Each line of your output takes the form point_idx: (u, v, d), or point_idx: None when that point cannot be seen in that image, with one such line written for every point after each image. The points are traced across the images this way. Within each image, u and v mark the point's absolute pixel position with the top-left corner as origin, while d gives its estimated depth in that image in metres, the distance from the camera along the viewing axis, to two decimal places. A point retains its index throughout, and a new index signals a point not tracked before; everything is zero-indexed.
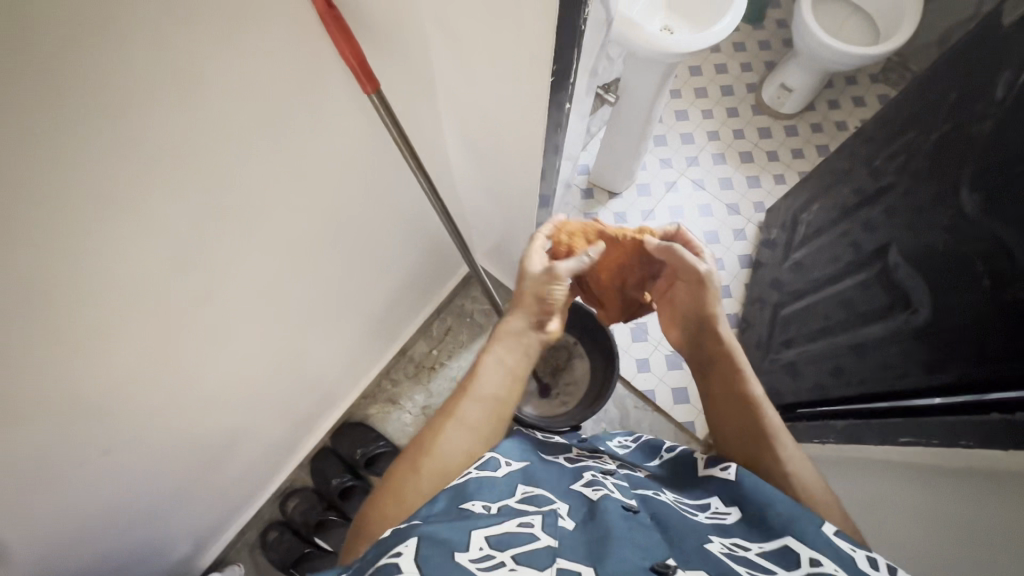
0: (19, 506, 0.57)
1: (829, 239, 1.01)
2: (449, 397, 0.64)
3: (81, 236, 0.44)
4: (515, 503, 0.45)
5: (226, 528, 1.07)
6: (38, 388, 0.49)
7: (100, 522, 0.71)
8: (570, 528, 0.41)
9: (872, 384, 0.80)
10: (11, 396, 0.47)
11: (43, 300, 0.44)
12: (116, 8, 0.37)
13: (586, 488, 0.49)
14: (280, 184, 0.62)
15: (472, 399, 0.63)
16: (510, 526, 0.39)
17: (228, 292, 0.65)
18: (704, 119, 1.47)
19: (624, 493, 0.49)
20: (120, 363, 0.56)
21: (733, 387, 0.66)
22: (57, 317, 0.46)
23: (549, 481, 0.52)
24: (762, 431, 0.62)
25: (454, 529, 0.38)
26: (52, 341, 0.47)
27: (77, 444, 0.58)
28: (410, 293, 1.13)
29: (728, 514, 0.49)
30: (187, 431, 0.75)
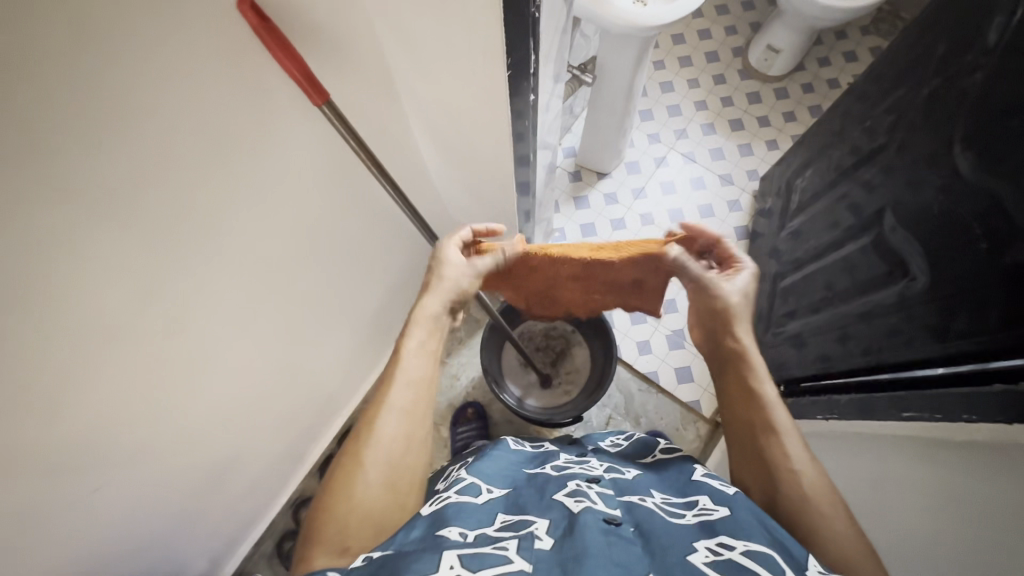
0: (20, 555, 0.57)
1: (826, 204, 0.98)
2: (377, 386, 0.62)
3: (34, 290, 0.42)
4: (493, 530, 0.45)
5: (240, 542, 1.08)
6: (13, 438, 0.48)
7: (103, 561, 0.71)
8: (547, 550, 0.41)
9: (876, 354, 0.78)
10: None
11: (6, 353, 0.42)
12: (51, 54, 0.35)
13: (567, 498, 0.49)
14: (244, 202, 0.60)
15: (398, 385, 0.61)
16: (483, 552, 0.39)
17: (203, 317, 0.64)
18: (690, 89, 1.43)
19: (608, 502, 0.49)
20: (97, 406, 0.55)
21: (743, 379, 0.64)
22: (22, 369, 0.45)
23: (532, 499, 0.51)
24: (764, 418, 0.60)
25: (426, 558, 0.39)
26: (24, 390, 0.46)
27: (67, 484, 0.58)
28: (401, 294, 1.12)
29: (716, 511, 0.48)
30: (183, 456, 0.75)
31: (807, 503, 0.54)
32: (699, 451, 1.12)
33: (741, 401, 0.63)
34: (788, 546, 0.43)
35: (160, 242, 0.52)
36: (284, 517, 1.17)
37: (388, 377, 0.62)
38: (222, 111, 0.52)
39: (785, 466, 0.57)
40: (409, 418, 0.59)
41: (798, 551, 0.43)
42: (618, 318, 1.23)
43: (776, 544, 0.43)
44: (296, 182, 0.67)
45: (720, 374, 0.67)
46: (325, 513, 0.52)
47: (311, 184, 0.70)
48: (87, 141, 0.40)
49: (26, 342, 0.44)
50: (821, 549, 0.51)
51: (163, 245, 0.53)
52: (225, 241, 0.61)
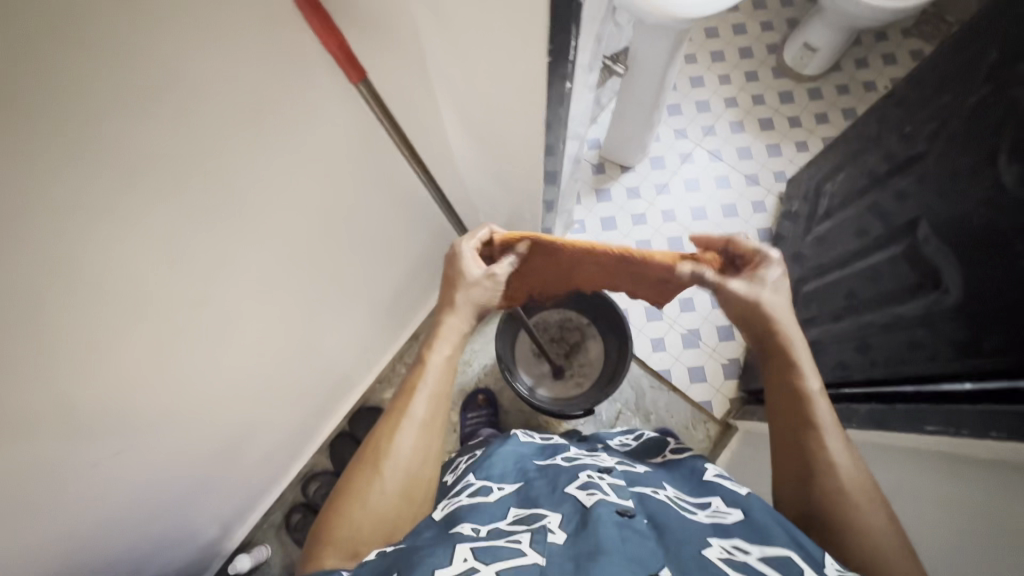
0: (46, 508, 0.59)
1: (854, 211, 0.96)
2: (396, 395, 0.62)
3: (71, 255, 0.43)
4: (505, 525, 0.46)
5: (251, 511, 1.10)
6: (47, 395, 0.50)
7: (121, 520, 0.73)
8: (559, 544, 0.42)
9: (899, 364, 0.78)
10: (25, 404, 0.48)
11: (40, 314, 0.44)
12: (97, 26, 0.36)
13: (579, 491, 0.49)
14: (274, 178, 0.61)
15: (420, 395, 0.61)
16: (496, 546, 0.41)
17: (227, 290, 0.64)
18: (721, 85, 1.40)
19: (620, 494, 0.49)
20: (120, 373, 0.56)
21: (791, 384, 0.62)
22: (56, 330, 0.46)
23: (544, 492, 0.52)
24: (807, 424, 0.59)
25: (438, 553, 0.41)
26: (55, 351, 0.47)
27: (91, 445, 0.59)
28: (419, 278, 1.13)
29: (730, 513, 0.48)
30: (203, 424, 0.76)
31: (851, 519, 0.52)
32: (708, 450, 1.12)
33: (785, 408, 0.61)
34: (806, 547, 0.42)
35: (192, 215, 0.53)
36: (293, 490, 1.19)
37: (419, 377, 0.63)
38: (258, 88, 0.52)
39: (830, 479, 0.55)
40: (428, 430, 0.60)
41: (816, 552, 0.42)
42: (633, 314, 1.22)
43: (792, 542, 0.43)
44: (325, 161, 0.67)
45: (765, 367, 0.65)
46: (339, 516, 0.53)
47: (340, 164, 0.70)
48: (127, 112, 0.41)
49: (60, 306, 0.45)
50: (843, 554, 0.51)
51: (192, 219, 0.53)
52: (250, 214, 0.60)
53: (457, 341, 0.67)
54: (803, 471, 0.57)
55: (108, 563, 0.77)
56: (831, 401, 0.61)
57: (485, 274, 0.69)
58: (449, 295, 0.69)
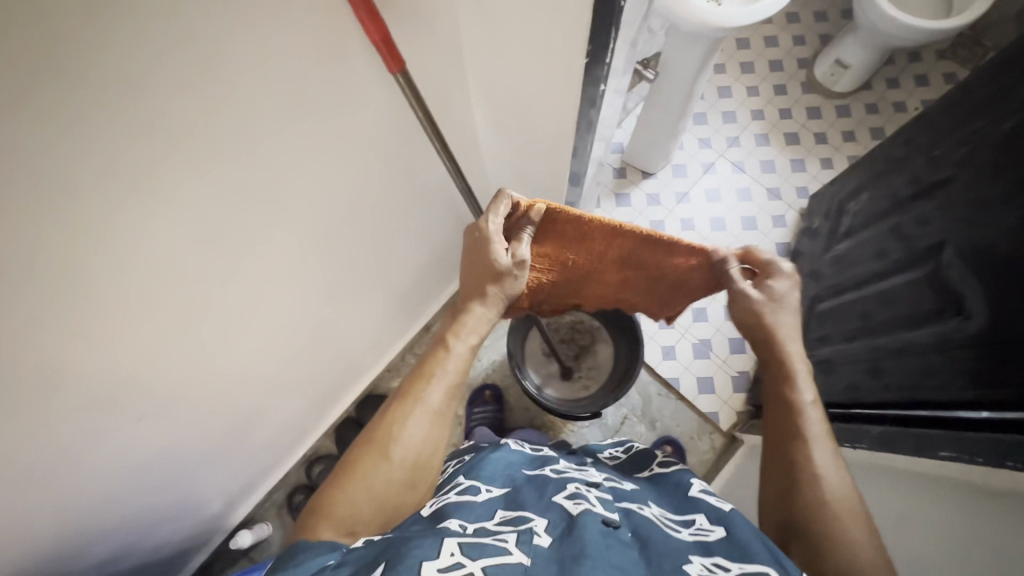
0: (61, 466, 0.60)
1: (876, 231, 0.95)
2: (412, 378, 0.62)
3: (102, 217, 0.45)
4: (491, 525, 0.47)
5: (255, 489, 1.12)
6: (69, 356, 0.51)
7: (130, 485, 0.74)
8: (545, 546, 0.42)
9: (914, 391, 0.77)
10: (50, 361, 0.50)
11: (68, 274, 0.45)
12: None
13: (566, 500, 0.50)
14: (304, 161, 0.62)
15: (436, 383, 0.61)
16: (482, 543, 0.41)
17: (250, 267, 0.65)
18: (749, 97, 1.39)
19: (606, 507, 0.50)
20: (140, 341, 0.58)
21: (781, 392, 0.62)
22: (83, 290, 0.47)
23: (531, 498, 0.52)
24: (794, 433, 0.59)
25: (427, 543, 0.41)
26: (82, 312, 0.49)
27: (108, 407, 0.61)
28: (436, 270, 1.13)
29: (712, 531, 0.48)
30: (215, 398, 0.77)
31: (828, 531, 0.52)
32: (710, 462, 1.12)
33: (777, 416, 0.62)
34: (783, 561, 0.42)
35: (221, 191, 0.54)
36: (296, 471, 1.20)
37: (429, 366, 0.63)
38: (295, 72, 0.53)
39: (810, 485, 0.55)
40: (439, 420, 0.60)
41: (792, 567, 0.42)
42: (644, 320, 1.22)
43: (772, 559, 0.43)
44: (354, 147, 0.68)
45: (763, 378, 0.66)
46: (340, 494, 0.54)
47: (369, 152, 0.71)
48: (169, 83, 0.43)
49: (89, 266, 0.46)
50: (819, 563, 0.51)
51: (218, 195, 0.54)
52: (277, 195, 0.61)
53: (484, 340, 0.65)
54: (785, 478, 0.57)
55: (115, 527, 0.78)
56: (823, 411, 0.61)
57: (512, 262, 0.67)
58: (480, 287, 0.67)
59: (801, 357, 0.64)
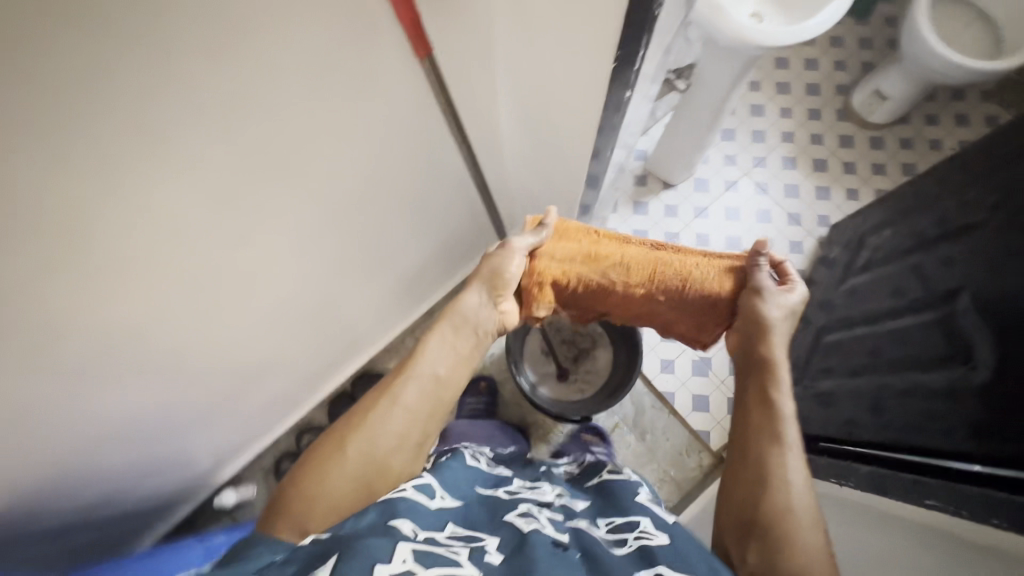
0: (53, 407, 0.61)
1: (895, 269, 0.93)
2: (387, 377, 0.65)
3: (112, 166, 0.45)
4: (441, 536, 0.47)
5: (244, 450, 1.13)
6: (70, 301, 0.52)
7: (120, 434, 0.75)
8: (495, 564, 0.44)
9: (917, 433, 0.76)
10: (50, 304, 0.50)
11: (71, 219, 0.45)
12: None
13: (518, 520, 0.52)
14: (325, 135, 0.62)
15: (407, 381, 0.64)
16: (434, 553, 0.42)
17: (259, 235, 0.65)
18: (781, 118, 1.37)
19: (555, 528, 0.52)
20: (148, 297, 0.59)
21: (760, 393, 0.63)
22: (87, 236, 0.48)
23: (483, 518, 0.54)
24: (770, 435, 0.60)
25: (380, 544, 0.41)
26: (85, 259, 0.49)
27: (106, 355, 0.61)
28: (445, 257, 1.13)
29: (656, 535, 0.51)
30: (213, 359, 0.78)
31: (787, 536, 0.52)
32: (695, 479, 1.11)
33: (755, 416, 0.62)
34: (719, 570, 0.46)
35: (238, 156, 0.54)
36: (286, 439, 1.21)
37: (407, 367, 0.65)
38: (325, 45, 0.53)
39: (778, 483, 0.56)
40: (407, 416, 0.62)
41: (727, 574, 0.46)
42: (646, 331, 1.22)
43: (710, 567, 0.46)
44: (378, 126, 0.68)
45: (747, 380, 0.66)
46: (298, 490, 0.56)
47: (392, 133, 0.71)
48: (196, 42, 0.42)
49: (95, 213, 0.46)
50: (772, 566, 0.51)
51: (237, 161, 0.55)
52: (296, 167, 0.62)
53: (471, 345, 0.69)
54: (752, 474, 0.58)
55: (103, 474, 0.80)
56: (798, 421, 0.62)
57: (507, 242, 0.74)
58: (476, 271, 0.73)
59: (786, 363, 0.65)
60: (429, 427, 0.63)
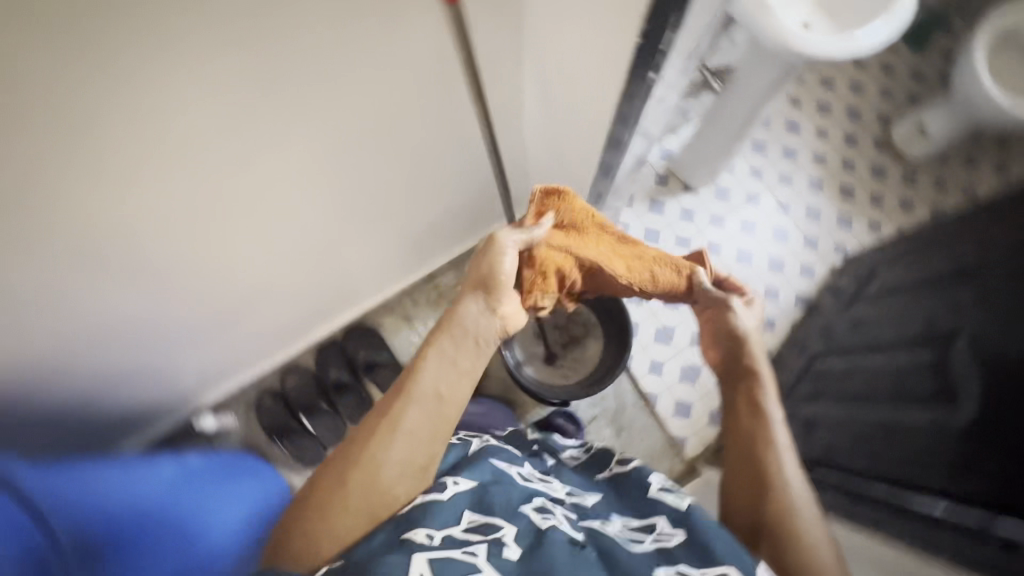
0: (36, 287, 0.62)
1: (901, 303, 0.91)
2: (388, 396, 0.61)
3: (116, 52, 0.44)
4: (459, 533, 0.50)
5: (227, 378, 1.15)
6: (64, 182, 0.52)
7: (105, 334, 0.77)
8: (514, 562, 0.47)
9: (898, 471, 0.75)
10: (44, 179, 0.51)
11: (66, 94, 0.45)
12: None
13: (534, 513, 0.53)
14: (345, 82, 0.61)
15: (408, 401, 0.60)
16: (453, 560, 0.45)
17: (263, 162, 0.65)
18: (815, 138, 1.34)
19: (571, 525, 0.53)
20: (150, 199, 0.60)
21: (751, 397, 0.65)
22: (82, 116, 0.48)
23: (498, 501, 0.55)
24: (763, 438, 0.61)
25: (398, 563, 0.44)
26: (78, 140, 0.49)
27: (97, 249, 0.62)
28: (454, 223, 1.13)
29: (673, 535, 0.52)
30: (205, 279, 0.79)
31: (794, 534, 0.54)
32: None
33: (747, 420, 0.63)
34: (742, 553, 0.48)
35: (250, 80, 0.54)
36: (271, 376, 1.24)
37: (404, 390, 0.60)
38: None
39: (779, 481, 0.57)
40: (409, 439, 0.58)
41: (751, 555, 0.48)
42: (640, 330, 1.21)
43: (731, 553, 0.48)
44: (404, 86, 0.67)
45: (732, 387, 0.68)
46: (300, 527, 0.53)
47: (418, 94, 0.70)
48: None
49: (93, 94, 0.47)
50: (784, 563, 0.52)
51: (251, 86, 0.54)
52: (314, 107, 0.62)
53: (470, 357, 0.65)
54: (755, 476, 0.59)
55: (84, 371, 0.82)
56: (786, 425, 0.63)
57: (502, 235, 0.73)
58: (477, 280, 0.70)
59: (769, 371, 0.67)
60: (434, 449, 0.59)
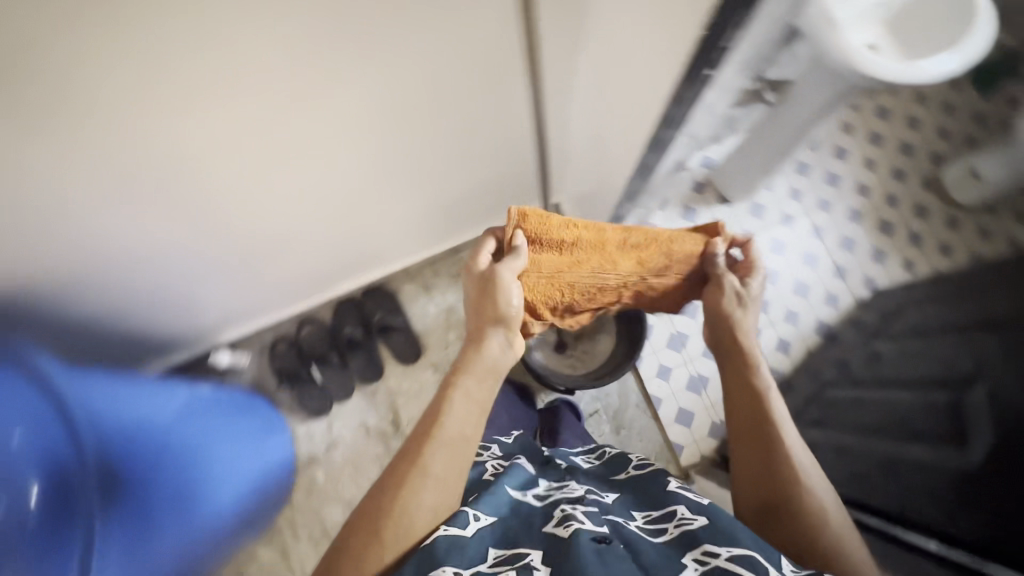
0: (82, 202, 0.65)
1: (925, 343, 0.89)
2: (413, 443, 0.56)
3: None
4: (486, 568, 0.47)
5: (246, 320, 1.18)
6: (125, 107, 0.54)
7: (140, 258, 0.80)
8: None
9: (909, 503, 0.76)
10: (106, 101, 0.53)
11: (138, 30, 0.47)
12: None
13: (557, 527, 0.50)
14: (404, 53, 0.61)
15: (435, 445, 0.55)
16: None
17: (312, 116, 0.66)
18: (862, 168, 1.31)
19: (594, 520, 0.50)
20: (199, 133, 0.62)
21: (745, 379, 0.65)
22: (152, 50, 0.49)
23: (523, 533, 0.52)
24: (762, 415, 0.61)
25: None
26: (144, 73, 0.51)
27: (146, 172, 0.64)
28: (486, 200, 1.14)
29: (696, 518, 0.50)
30: (240, 217, 0.81)
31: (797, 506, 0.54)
32: None
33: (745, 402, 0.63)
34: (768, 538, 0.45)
35: (313, 39, 0.54)
36: (287, 324, 1.27)
37: (429, 435, 0.56)
38: None
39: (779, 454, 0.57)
40: (442, 485, 0.54)
41: None
42: (655, 333, 1.21)
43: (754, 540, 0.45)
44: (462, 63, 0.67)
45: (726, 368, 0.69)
46: None
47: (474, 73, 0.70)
48: None
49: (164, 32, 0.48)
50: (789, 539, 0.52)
51: (313, 45, 0.55)
52: (370, 71, 0.62)
53: (490, 387, 0.64)
54: (765, 457, 0.58)
55: (115, 290, 0.85)
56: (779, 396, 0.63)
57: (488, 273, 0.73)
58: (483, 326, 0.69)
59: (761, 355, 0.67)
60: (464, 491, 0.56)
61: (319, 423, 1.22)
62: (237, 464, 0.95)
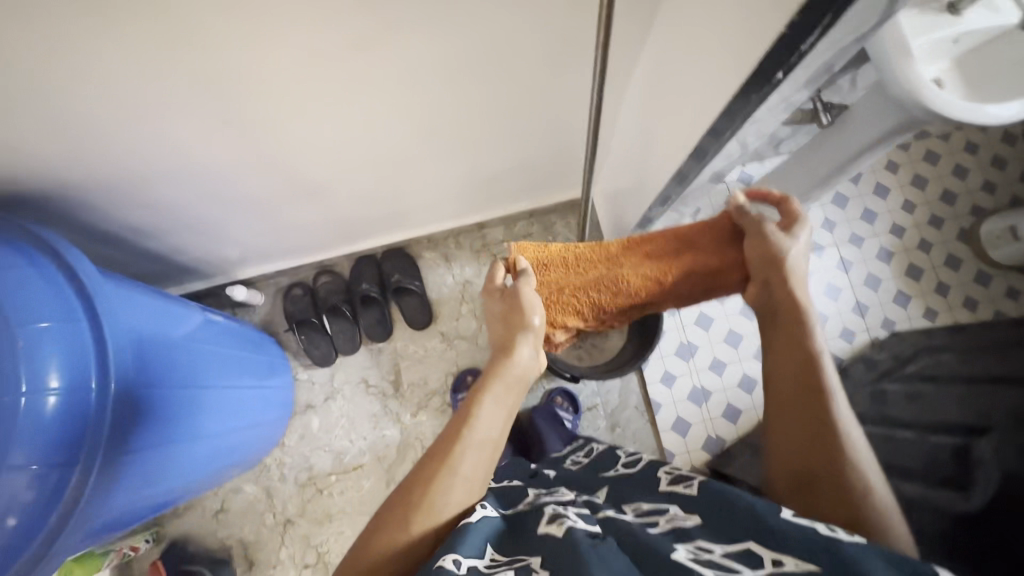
0: (137, 116, 0.66)
1: (936, 390, 0.89)
2: (443, 440, 0.57)
3: None
4: (483, 567, 0.46)
5: (267, 260, 1.19)
6: (195, 30, 0.55)
7: (180, 179, 0.81)
8: None
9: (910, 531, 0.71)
10: (178, 23, 0.54)
11: None
12: None
13: (547, 526, 0.49)
14: (474, 15, 0.61)
15: (467, 445, 0.56)
16: None
17: (372, 67, 0.66)
18: (900, 209, 1.29)
19: (587, 521, 0.50)
20: (261, 67, 0.62)
21: (793, 336, 0.62)
22: None
23: (519, 535, 0.51)
24: (812, 384, 0.57)
25: None
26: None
27: (202, 97, 0.65)
28: (521, 180, 1.14)
29: (687, 518, 0.49)
30: (283, 156, 0.82)
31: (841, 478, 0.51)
32: None
33: (792, 371, 0.59)
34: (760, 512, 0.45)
35: None
36: (306, 271, 1.28)
37: (460, 434, 0.57)
38: None
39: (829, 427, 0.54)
40: (469, 485, 0.55)
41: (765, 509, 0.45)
42: (665, 339, 1.21)
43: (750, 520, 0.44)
44: (529, 35, 0.67)
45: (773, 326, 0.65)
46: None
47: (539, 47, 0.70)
48: None
49: None
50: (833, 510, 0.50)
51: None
52: (438, 31, 0.62)
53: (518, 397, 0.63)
54: (809, 427, 0.55)
55: (150, 207, 0.86)
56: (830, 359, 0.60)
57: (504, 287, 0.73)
58: (512, 335, 0.67)
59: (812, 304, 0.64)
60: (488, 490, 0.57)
61: (322, 373, 1.25)
62: (240, 397, 0.98)
